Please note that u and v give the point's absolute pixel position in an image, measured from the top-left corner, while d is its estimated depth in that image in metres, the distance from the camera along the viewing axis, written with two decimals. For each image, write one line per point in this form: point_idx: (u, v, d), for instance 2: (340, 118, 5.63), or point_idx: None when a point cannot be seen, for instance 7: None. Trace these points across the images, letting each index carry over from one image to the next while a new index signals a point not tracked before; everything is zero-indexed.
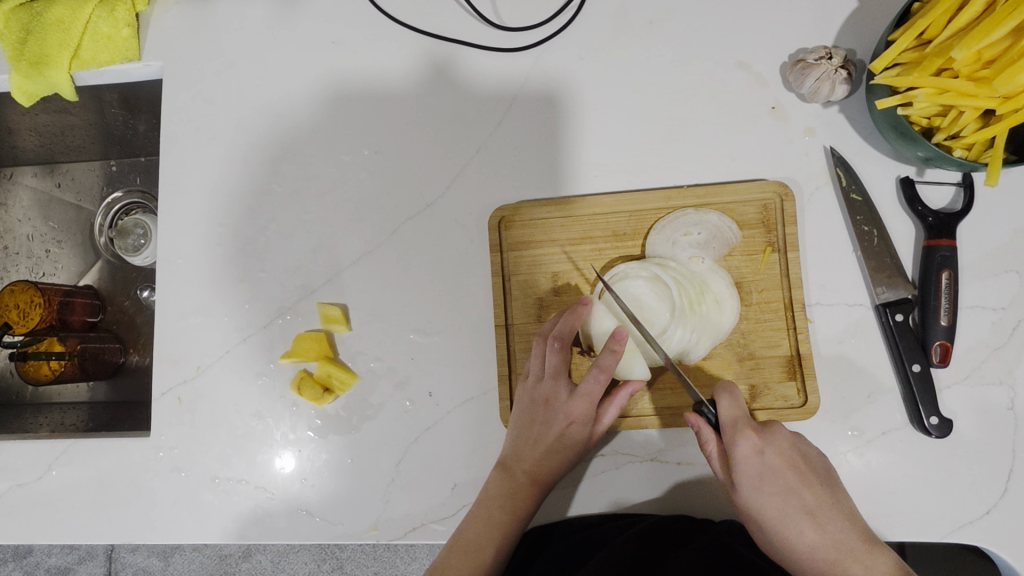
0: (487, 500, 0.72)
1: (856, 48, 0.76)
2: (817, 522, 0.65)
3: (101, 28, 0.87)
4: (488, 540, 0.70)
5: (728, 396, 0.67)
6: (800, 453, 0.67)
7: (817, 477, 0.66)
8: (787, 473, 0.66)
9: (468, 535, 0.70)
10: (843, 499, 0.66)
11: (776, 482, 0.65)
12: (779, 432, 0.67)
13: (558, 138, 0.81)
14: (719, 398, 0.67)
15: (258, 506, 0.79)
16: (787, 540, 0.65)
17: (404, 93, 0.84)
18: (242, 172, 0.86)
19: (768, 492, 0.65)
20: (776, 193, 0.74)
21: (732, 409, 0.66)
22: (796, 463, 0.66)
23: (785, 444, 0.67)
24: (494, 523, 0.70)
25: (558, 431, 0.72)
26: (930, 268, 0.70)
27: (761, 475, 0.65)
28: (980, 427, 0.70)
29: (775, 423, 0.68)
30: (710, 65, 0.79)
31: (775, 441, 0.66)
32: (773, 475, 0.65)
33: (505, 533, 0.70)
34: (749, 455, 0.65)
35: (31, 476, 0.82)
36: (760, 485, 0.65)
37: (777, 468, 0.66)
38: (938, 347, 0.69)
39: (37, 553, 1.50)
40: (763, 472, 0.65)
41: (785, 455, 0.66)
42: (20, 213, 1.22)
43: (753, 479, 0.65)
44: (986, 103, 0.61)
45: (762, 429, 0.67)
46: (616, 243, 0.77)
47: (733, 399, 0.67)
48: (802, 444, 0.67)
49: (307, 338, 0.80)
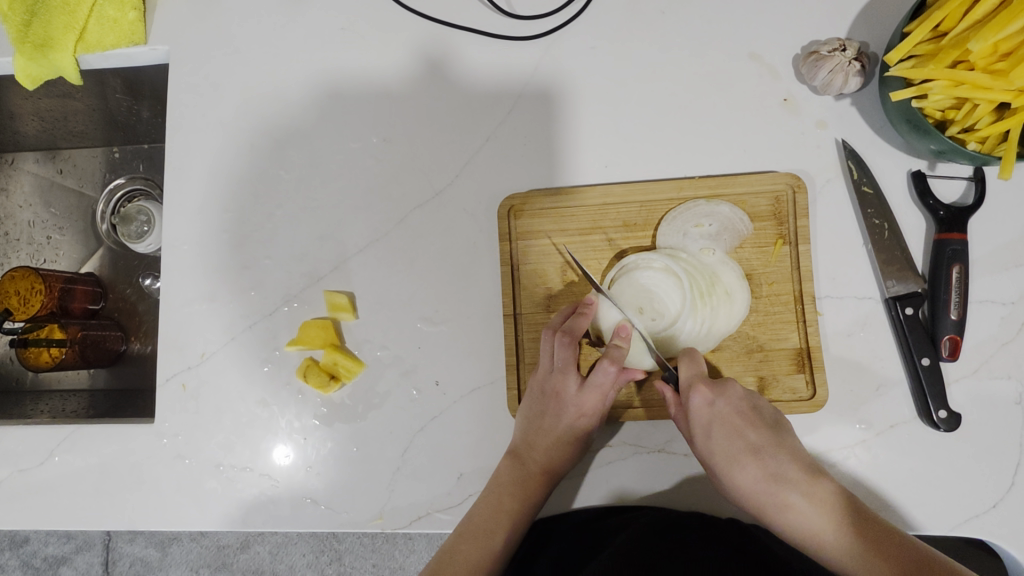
0: (497, 487, 0.72)
1: (870, 41, 0.76)
2: (761, 461, 0.67)
3: (108, 12, 0.86)
4: (498, 526, 0.70)
5: (688, 358, 0.71)
6: (750, 404, 0.69)
7: (768, 424, 0.68)
8: (738, 422, 0.68)
9: (477, 520, 0.70)
10: (793, 446, 0.68)
11: (724, 428, 0.68)
12: (733, 387, 0.69)
13: (568, 128, 0.80)
14: (679, 362, 0.71)
15: (262, 493, 0.79)
16: (731, 479, 0.68)
17: (413, 81, 0.83)
18: (249, 158, 0.85)
19: (719, 438, 0.68)
20: (788, 184, 0.74)
21: (689, 367, 0.70)
22: (744, 411, 0.68)
23: (734, 396, 0.69)
24: (503, 509, 0.71)
25: (568, 424, 0.73)
26: (941, 261, 0.70)
27: (710, 422, 0.68)
28: (988, 421, 0.70)
29: (730, 378, 0.70)
30: (722, 56, 0.78)
31: (725, 393, 0.69)
32: (722, 423, 0.68)
33: (514, 520, 0.70)
34: (701, 406, 0.67)
35: (32, 462, 0.82)
36: (709, 431, 0.68)
37: (726, 416, 0.68)
38: (947, 341, 0.69)
39: (34, 542, 1.50)
40: (712, 419, 0.68)
41: (734, 405, 0.69)
42: (22, 199, 1.22)
43: (703, 428, 0.68)
44: (1001, 96, 0.60)
45: (715, 383, 0.69)
46: (627, 234, 0.76)
47: (692, 361, 0.70)
48: (754, 397, 0.70)
49: (314, 326, 0.79)
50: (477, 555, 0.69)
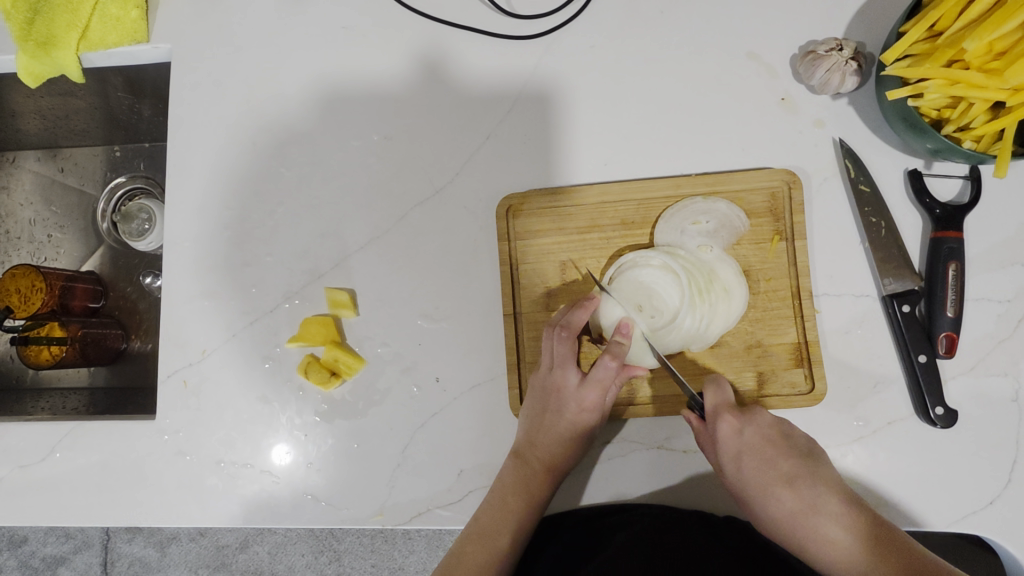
0: (501, 488, 0.72)
1: (867, 41, 0.76)
2: (796, 491, 0.67)
3: (110, 10, 0.87)
4: (504, 526, 0.71)
5: (714, 386, 0.71)
6: (779, 432, 0.69)
7: (799, 452, 0.68)
8: (768, 450, 0.69)
9: (483, 521, 0.71)
10: (827, 473, 0.67)
11: (754, 457, 0.68)
12: (761, 414, 0.70)
13: (568, 126, 0.81)
14: (705, 390, 0.71)
15: (263, 490, 0.79)
16: (767, 508, 0.69)
17: (414, 79, 0.84)
18: (250, 155, 0.86)
19: (750, 468, 0.68)
20: (784, 181, 0.75)
21: (715, 396, 0.70)
22: (774, 439, 0.69)
23: (763, 424, 0.70)
24: (509, 510, 0.71)
25: (571, 420, 0.73)
26: (937, 259, 0.71)
27: (741, 453, 0.68)
28: (984, 418, 0.71)
29: (757, 406, 0.71)
30: (721, 55, 0.79)
31: (753, 421, 0.70)
32: (752, 453, 0.68)
33: (520, 520, 0.71)
34: (729, 436, 0.68)
35: (34, 458, 0.82)
36: (740, 462, 0.68)
37: (756, 445, 0.69)
38: (944, 338, 0.70)
39: (33, 542, 1.50)
40: (743, 449, 0.68)
41: (763, 433, 0.69)
42: (22, 197, 1.22)
43: (733, 458, 0.69)
44: (996, 94, 0.61)
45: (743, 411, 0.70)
46: (624, 232, 0.77)
47: (719, 388, 0.71)
48: (784, 424, 0.70)
49: (315, 323, 0.80)
50: (485, 553, 0.70)
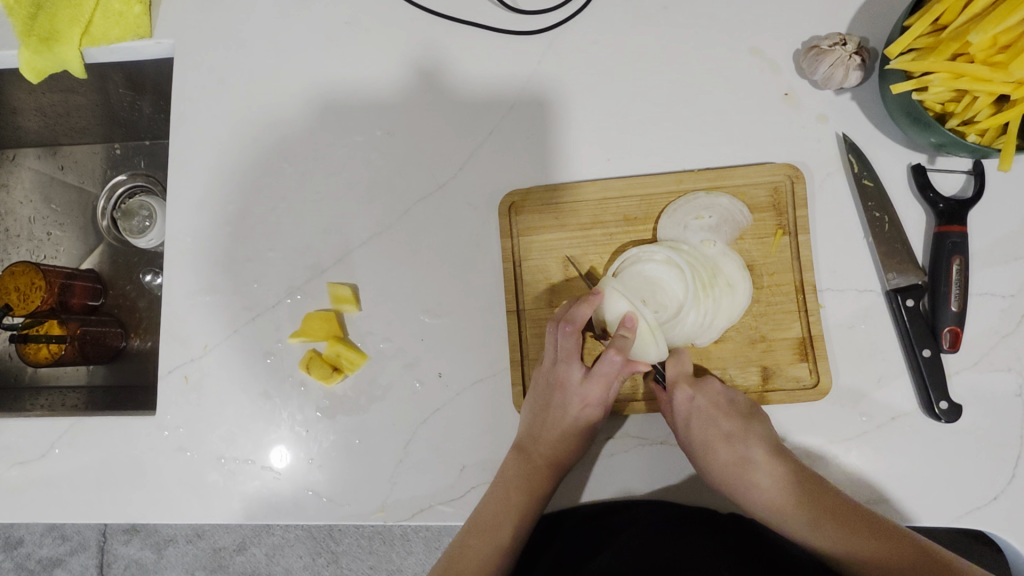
0: (504, 482, 0.72)
1: (870, 37, 0.76)
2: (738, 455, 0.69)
3: (113, 5, 0.87)
4: (505, 521, 0.71)
5: (676, 356, 0.73)
6: (729, 399, 0.71)
7: (743, 415, 0.70)
8: (716, 416, 0.70)
9: (485, 516, 0.71)
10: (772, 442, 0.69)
11: (701, 422, 0.69)
12: (712, 382, 0.71)
13: (571, 122, 0.81)
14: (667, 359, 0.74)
15: (264, 486, 0.78)
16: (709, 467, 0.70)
17: (418, 75, 0.84)
18: (252, 150, 0.86)
19: (697, 431, 0.70)
20: (786, 175, 0.75)
21: (676, 367, 0.72)
22: (722, 406, 0.70)
23: (713, 392, 0.71)
24: (511, 503, 0.71)
25: (574, 416, 0.73)
26: (941, 254, 0.71)
27: (688, 417, 0.70)
28: (988, 413, 0.70)
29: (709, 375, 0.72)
30: (724, 51, 0.79)
31: (703, 389, 0.71)
32: (701, 419, 0.70)
33: (522, 514, 0.71)
34: (683, 402, 0.70)
35: (33, 454, 0.81)
36: (688, 427, 0.70)
37: (705, 411, 0.70)
38: (948, 332, 0.70)
39: (29, 544, 1.49)
40: (691, 415, 0.70)
41: (713, 399, 0.70)
42: (22, 195, 1.21)
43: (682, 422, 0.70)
44: (1000, 88, 0.61)
45: (696, 380, 0.71)
46: (627, 228, 0.76)
47: (680, 359, 0.73)
48: (731, 390, 0.71)
49: (317, 318, 0.79)
50: (486, 549, 0.70)
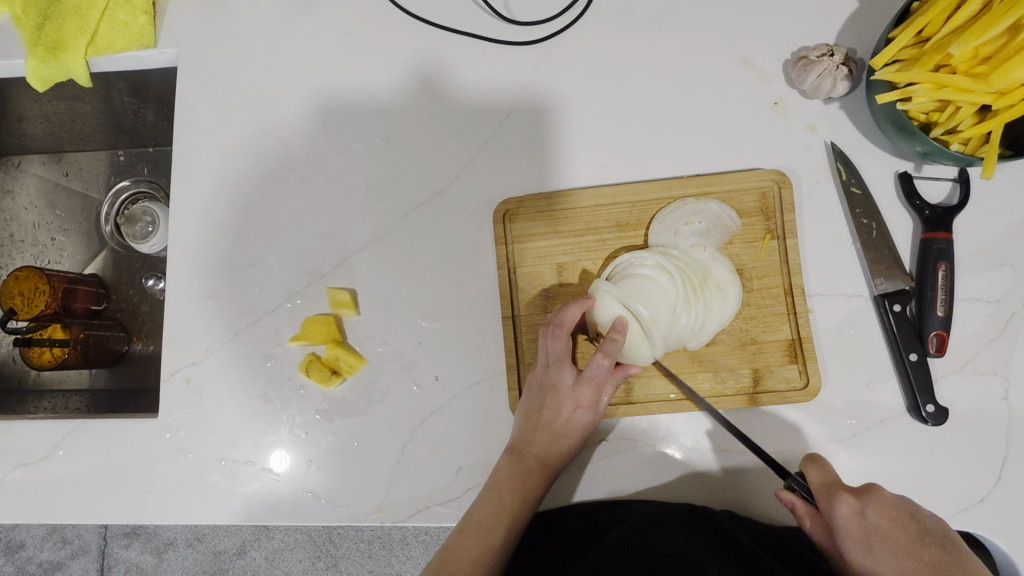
0: (497, 484, 0.73)
1: (857, 47, 0.78)
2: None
3: (118, 15, 0.89)
4: (499, 522, 0.71)
5: (818, 465, 0.68)
6: (904, 510, 0.64)
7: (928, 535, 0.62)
8: (898, 532, 0.62)
9: (479, 517, 0.72)
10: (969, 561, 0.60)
11: (886, 543, 0.61)
12: (882, 494, 0.64)
13: (565, 130, 0.82)
14: (808, 469, 0.68)
15: (263, 487, 0.80)
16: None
17: (416, 85, 0.86)
18: (254, 158, 0.87)
19: (886, 557, 0.61)
20: (774, 180, 0.77)
21: (823, 473, 0.67)
22: (902, 521, 0.62)
23: (888, 505, 0.63)
24: (504, 505, 0.72)
25: (567, 418, 0.74)
26: (928, 260, 0.72)
27: (869, 538, 0.62)
28: (974, 416, 0.72)
29: (876, 487, 0.66)
30: (715, 60, 0.81)
31: (875, 500, 0.64)
32: (884, 539, 0.62)
33: (515, 515, 0.72)
34: (851, 516, 0.63)
35: (37, 456, 0.83)
36: (870, 550, 0.62)
37: (887, 529, 0.62)
38: (934, 336, 0.71)
39: (30, 548, 1.50)
40: (871, 534, 0.62)
41: (889, 514, 0.63)
42: (26, 200, 1.23)
43: (862, 545, 0.62)
44: (983, 98, 0.62)
45: (862, 491, 0.65)
46: (619, 234, 0.78)
47: (822, 466, 0.67)
48: (907, 505, 0.64)
49: (317, 322, 0.81)
50: (477, 549, 0.70)
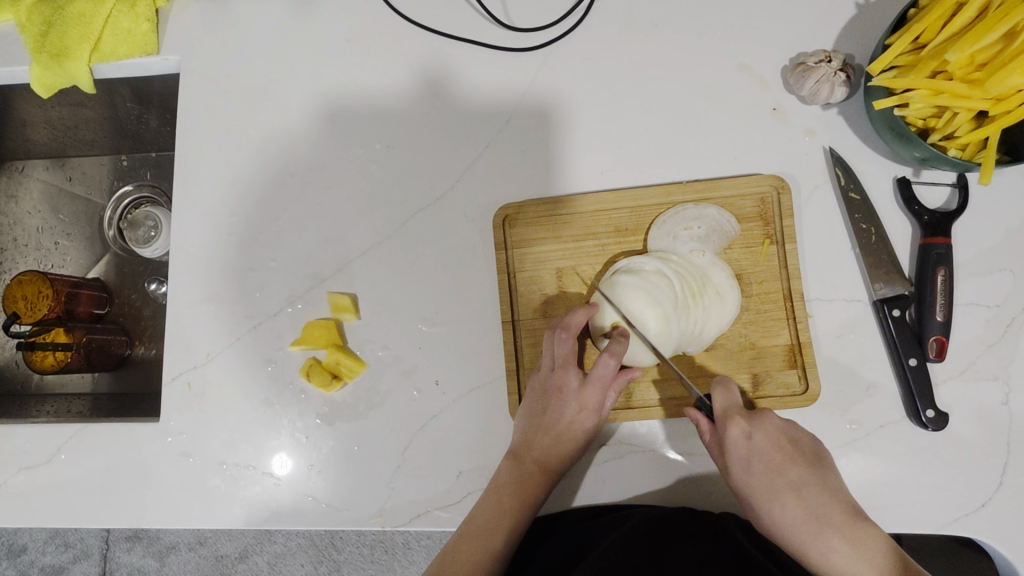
0: (497, 488, 0.73)
1: (856, 53, 0.79)
2: (804, 501, 0.67)
3: (122, 23, 0.90)
4: (499, 525, 0.71)
5: (722, 388, 0.71)
6: (788, 437, 0.70)
7: (807, 460, 0.69)
8: (774, 453, 0.69)
9: (479, 520, 0.72)
10: (834, 481, 0.68)
11: (764, 463, 0.68)
12: (768, 418, 0.70)
13: (565, 136, 0.83)
14: (713, 391, 0.71)
15: (264, 491, 0.80)
16: (775, 518, 0.68)
17: (417, 91, 0.86)
18: (255, 163, 0.88)
19: (758, 474, 0.68)
20: (773, 186, 0.77)
21: (724, 397, 0.70)
22: (782, 445, 0.69)
23: (773, 429, 0.70)
24: (504, 508, 0.72)
25: (568, 422, 0.74)
26: (927, 264, 0.72)
27: (750, 457, 0.68)
28: (974, 421, 0.72)
29: (765, 410, 0.71)
30: (714, 67, 0.81)
31: (763, 425, 0.69)
32: (763, 458, 0.68)
33: (515, 519, 0.72)
34: (739, 438, 0.68)
35: (40, 459, 0.83)
36: (748, 467, 0.68)
37: (765, 449, 0.69)
38: (934, 342, 0.71)
39: (33, 551, 1.50)
40: (751, 454, 0.68)
41: (772, 438, 0.69)
42: (30, 205, 1.24)
43: (742, 462, 0.68)
44: (979, 104, 0.63)
45: (752, 415, 0.70)
46: (618, 239, 0.78)
47: (726, 389, 0.70)
48: (789, 428, 0.70)
49: (318, 326, 0.81)
50: (476, 553, 0.70)
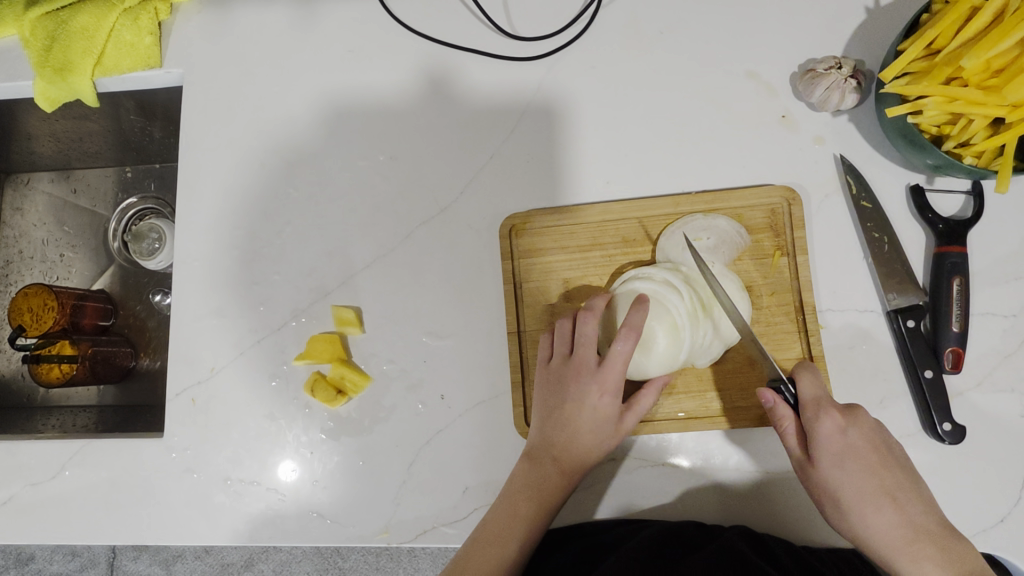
0: (512, 493, 0.71)
1: (865, 59, 0.77)
2: (897, 505, 0.64)
3: (125, 36, 0.90)
4: (512, 534, 0.69)
5: (811, 377, 0.67)
6: (881, 438, 0.66)
7: (896, 463, 0.66)
8: (868, 453, 0.65)
9: (493, 525, 0.70)
10: (921, 489, 0.66)
11: (857, 461, 0.65)
12: (862, 415, 0.67)
13: (570, 145, 0.82)
14: (799, 377, 0.68)
15: (269, 507, 0.79)
16: (862, 521, 0.64)
17: (421, 101, 0.86)
18: (259, 176, 0.87)
19: (851, 472, 0.64)
20: (783, 198, 0.75)
21: (814, 388, 0.67)
22: (877, 445, 0.66)
23: (867, 427, 0.66)
24: (520, 515, 0.69)
25: (589, 409, 0.71)
26: (942, 274, 0.71)
27: (844, 453, 0.65)
28: (993, 433, 0.70)
29: (856, 407, 0.68)
30: (722, 74, 0.80)
31: (857, 422, 0.66)
32: (857, 455, 0.65)
33: (530, 527, 0.69)
34: (831, 432, 0.65)
35: (44, 476, 0.83)
36: (842, 463, 0.65)
37: (860, 448, 0.65)
38: (950, 352, 0.70)
39: (39, 560, 1.50)
40: (845, 449, 0.65)
41: (866, 437, 0.66)
42: (36, 218, 1.24)
43: (835, 456, 0.65)
44: (995, 111, 0.61)
45: (845, 410, 0.67)
46: (626, 250, 0.77)
47: (816, 379, 0.67)
48: (881, 428, 0.67)
49: (322, 340, 0.81)
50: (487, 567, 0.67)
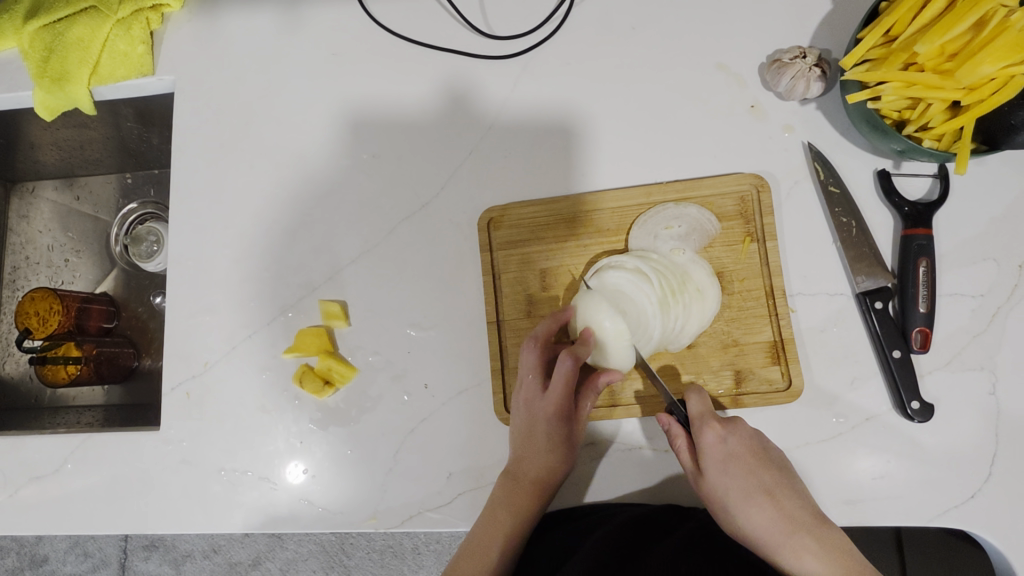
0: (490, 506, 0.74)
1: (831, 48, 0.79)
2: (777, 503, 0.68)
3: (118, 46, 0.93)
4: (492, 540, 0.73)
5: (698, 395, 0.70)
6: (759, 443, 0.70)
7: (776, 464, 0.69)
8: (746, 457, 0.69)
9: (474, 538, 0.73)
10: (801, 485, 0.69)
11: (738, 465, 0.69)
12: (741, 423, 0.71)
13: (546, 140, 0.84)
14: (688, 398, 0.71)
15: (262, 496, 0.82)
16: (745, 518, 0.69)
17: (401, 101, 0.88)
18: (248, 177, 0.90)
19: (734, 477, 0.69)
20: (752, 184, 0.77)
21: (700, 402, 0.70)
22: (756, 449, 0.70)
23: (745, 434, 0.70)
24: (497, 523, 0.73)
25: (545, 425, 0.73)
26: (908, 256, 0.73)
27: (725, 460, 0.69)
28: (962, 410, 0.71)
29: (737, 416, 0.72)
30: (692, 66, 0.82)
31: (737, 431, 0.70)
32: (737, 461, 0.69)
33: (509, 534, 0.73)
34: (714, 443, 0.68)
35: (49, 470, 0.86)
36: (725, 469, 0.69)
37: (740, 454, 0.69)
38: (917, 333, 0.71)
39: (53, 561, 1.54)
40: (727, 457, 0.69)
41: (746, 442, 0.70)
42: (42, 225, 1.28)
43: (719, 464, 0.69)
44: (952, 94, 0.63)
45: (726, 420, 0.71)
46: (600, 239, 0.80)
47: (703, 396, 0.70)
48: (762, 435, 0.71)
49: (309, 333, 0.83)
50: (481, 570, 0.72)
